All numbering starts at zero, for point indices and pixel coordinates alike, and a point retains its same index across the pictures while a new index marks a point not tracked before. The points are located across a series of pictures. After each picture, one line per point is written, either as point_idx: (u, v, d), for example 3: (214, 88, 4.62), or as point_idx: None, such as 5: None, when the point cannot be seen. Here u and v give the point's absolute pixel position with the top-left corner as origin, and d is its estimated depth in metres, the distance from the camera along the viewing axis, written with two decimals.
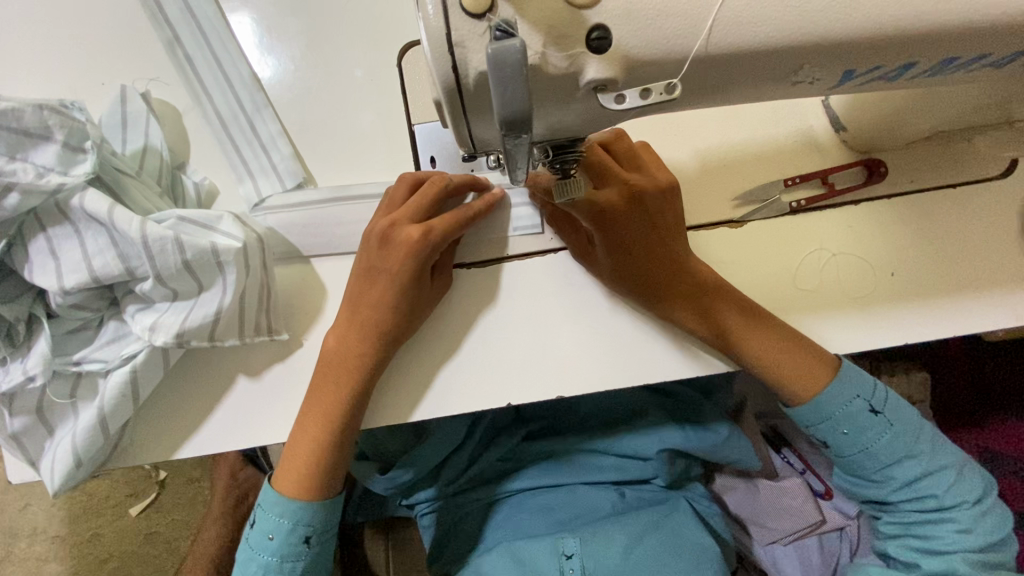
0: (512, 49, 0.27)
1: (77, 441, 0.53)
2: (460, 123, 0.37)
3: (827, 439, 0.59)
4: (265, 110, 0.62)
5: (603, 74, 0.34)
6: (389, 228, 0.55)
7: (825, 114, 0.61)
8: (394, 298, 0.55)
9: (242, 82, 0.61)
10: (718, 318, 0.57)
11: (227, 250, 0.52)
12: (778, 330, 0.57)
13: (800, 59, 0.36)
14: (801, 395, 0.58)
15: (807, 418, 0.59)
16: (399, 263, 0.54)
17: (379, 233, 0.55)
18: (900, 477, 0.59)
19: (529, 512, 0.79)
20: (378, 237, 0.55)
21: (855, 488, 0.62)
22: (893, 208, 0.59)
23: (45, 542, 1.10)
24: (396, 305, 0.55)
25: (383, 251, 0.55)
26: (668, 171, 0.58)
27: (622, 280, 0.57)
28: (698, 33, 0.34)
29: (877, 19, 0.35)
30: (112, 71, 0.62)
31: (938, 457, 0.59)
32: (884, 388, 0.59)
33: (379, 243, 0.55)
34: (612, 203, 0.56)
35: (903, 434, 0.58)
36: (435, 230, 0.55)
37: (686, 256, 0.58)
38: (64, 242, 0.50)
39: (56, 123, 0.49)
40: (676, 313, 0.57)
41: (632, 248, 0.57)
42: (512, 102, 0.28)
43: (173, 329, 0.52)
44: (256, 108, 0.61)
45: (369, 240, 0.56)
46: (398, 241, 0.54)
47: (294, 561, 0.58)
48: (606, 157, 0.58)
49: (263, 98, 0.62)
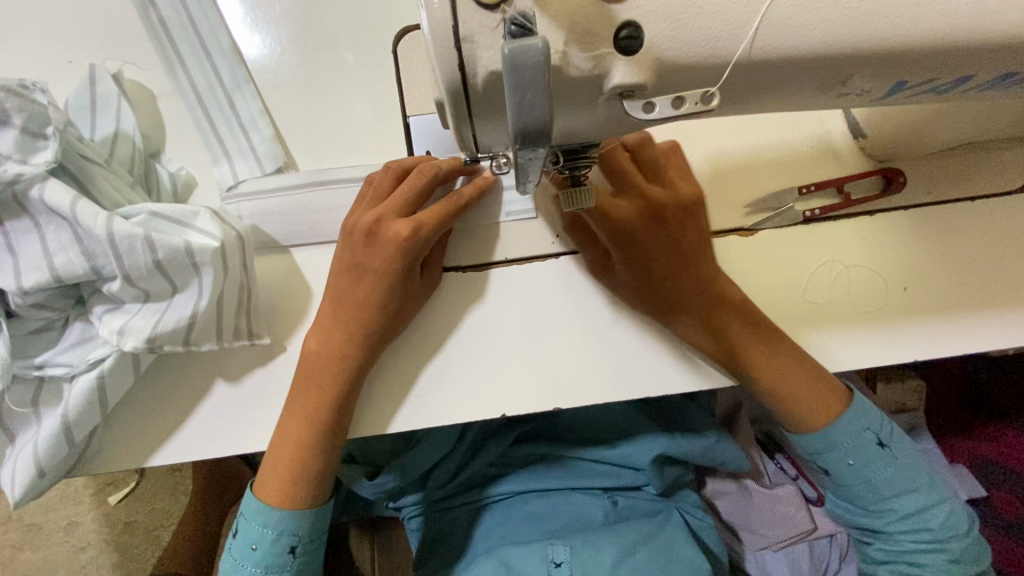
0: (533, 50, 0.24)
1: (38, 451, 0.49)
2: (464, 126, 0.33)
3: (829, 469, 0.57)
4: (246, 87, 0.57)
5: (630, 78, 0.30)
6: (375, 224, 0.50)
7: (844, 120, 0.59)
8: (381, 298, 0.51)
9: (222, 55, 0.56)
10: (737, 345, 0.54)
11: (203, 250, 0.48)
12: (798, 359, 0.54)
13: (850, 69, 0.33)
14: (816, 425, 0.56)
15: (813, 449, 0.57)
16: (388, 262, 0.50)
17: (364, 228, 0.50)
18: (898, 509, 0.56)
19: (514, 520, 0.77)
20: (363, 232, 0.51)
21: (849, 516, 0.60)
22: (912, 221, 0.57)
23: (19, 530, 1.06)
24: (385, 305, 0.51)
25: (369, 247, 0.51)
26: (693, 183, 0.55)
27: (641, 299, 0.55)
28: (740, 35, 0.31)
29: (938, 28, 0.31)
30: (82, 46, 0.57)
31: (937, 492, 0.57)
32: (890, 422, 0.58)
33: (365, 240, 0.51)
34: (632, 222, 0.54)
35: (908, 468, 0.56)
36: (426, 227, 0.50)
37: (714, 276, 0.54)
38: (23, 238, 0.46)
39: (14, 106, 0.45)
40: (695, 335, 0.55)
41: (654, 265, 0.54)
42: (530, 109, 0.25)
43: (143, 333, 0.48)
44: (235, 84, 0.57)
45: (353, 234, 0.51)
46: (385, 238, 0.50)
47: (278, 573, 0.55)
48: (630, 166, 0.55)
49: (244, 73, 0.57)
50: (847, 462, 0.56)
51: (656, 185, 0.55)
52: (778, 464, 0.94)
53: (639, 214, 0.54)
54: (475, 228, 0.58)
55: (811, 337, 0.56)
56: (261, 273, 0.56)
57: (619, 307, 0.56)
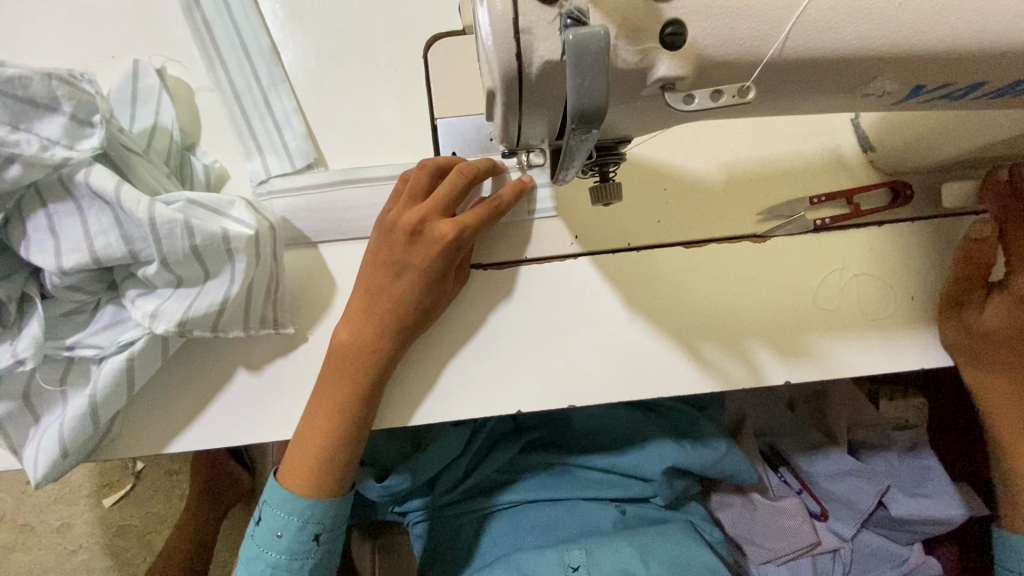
0: (596, 38, 0.26)
1: (64, 430, 0.50)
2: (512, 116, 0.34)
3: None
4: (281, 86, 0.60)
5: (674, 71, 0.32)
6: (419, 224, 0.52)
7: (853, 133, 0.61)
8: (419, 295, 0.53)
9: (262, 56, 0.59)
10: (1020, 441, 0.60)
11: (238, 238, 0.49)
12: None
13: (870, 72, 0.35)
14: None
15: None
16: (430, 261, 0.52)
17: (407, 227, 0.52)
18: None
19: (525, 527, 0.78)
20: (405, 232, 0.52)
21: None
22: (919, 231, 0.59)
23: (12, 530, 1.05)
24: (422, 302, 0.53)
25: (410, 246, 0.52)
26: None
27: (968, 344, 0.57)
28: (774, 35, 0.33)
29: (956, 34, 0.34)
30: (123, 42, 0.59)
31: None
32: None
33: (408, 239, 0.52)
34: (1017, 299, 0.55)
35: None
36: (467, 230, 0.52)
37: None
38: (65, 219, 0.48)
39: (64, 93, 0.47)
40: (1002, 382, 0.58)
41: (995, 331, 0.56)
42: (589, 93, 0.27)
43: (175, 316, 0.50)
44: (272, 83, 0.59)
45: (394, 232, 0.52)
46: (429, 239, 0.52)
47: (303, 560, 0.57)
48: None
49: (280, 72, 0.60)
50: None
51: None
52: (781, 478, 0.96)
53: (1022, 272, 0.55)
54: (496, 226, 0.59)
55: (823, 344, 0.58)
56: (288, 264, 0.57)
57: (730, 320, 0.58)
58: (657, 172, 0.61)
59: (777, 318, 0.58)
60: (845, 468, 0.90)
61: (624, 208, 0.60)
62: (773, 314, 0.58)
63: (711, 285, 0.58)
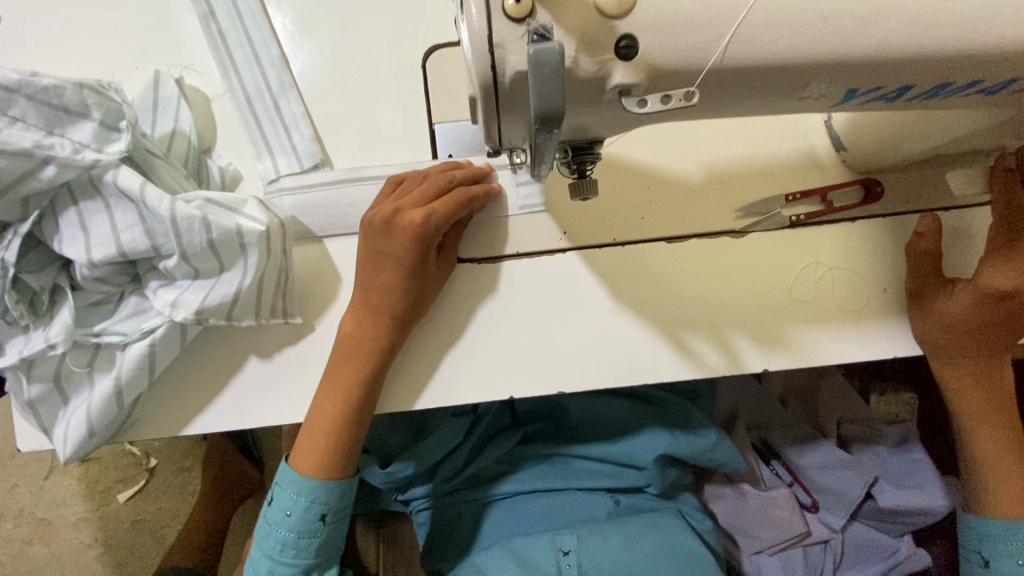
0: (551, 52, 0.30)
1: (92, 410, 0.55)
2: (492, 119, 0.39)
3: (990, 558, 0.64)
4: (291, 92, 0.64)
5: (628, 79, 0.36)
6: (393, 215, 0.56)
7: (827, 135, 0.65)
8: (399, 280, 0.56)
9: (272, 64, 0.64)
10: (981, 426, 0.63)
11: (251, 232, 0.54)
12: (1010, 444, 0.64)
13: (810, 76, 0.39)
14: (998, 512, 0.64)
15: (983, 532, 0.65)
16: (404, 247, 0.56)
17: (383, 219, 0.56)
18: None
19: (523, 516, 0.82)
20: (381, 222, 0.56)
21: None
22: (889, 226, 0.62)
23: (32, 522, 1.10)
24: (404, 288, 0.57)
25: (387, 235, 0.57)
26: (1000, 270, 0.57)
27: (932, 333, 0.60)
28: (715, 45, 0.37)
29: (887, 42, 0.37)
30: (145, 56, 0.64)
31: None
32: None
33: (384, 229, 0.56)
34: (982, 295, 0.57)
35: None
36: (437, 215, 0.56)
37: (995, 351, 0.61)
38: (94, 216, 0.52)
39: (95, 102, 0.52)
40: (966, 368, 0.61)
41: (959, 324, 0.59)
42: (548, 99, 0.31)
43: (193, 305, 0.54)
44: (282, 89, 0.64)
45: (372, 225, 0.57)
46: (401, 226, 0.56)
47: (310, 537, 0.60)
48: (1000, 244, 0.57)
49: (290, 81, 0.64)
50: (1004, 553, 0.63)
51: (993, 270, 0.57)
52: (773, 471, 0.98)
53: (993, 270, 0.57)
54: (491, 225, 0.63)
55: (800, 335, 0.61)
56: (297, 259, 0.62)
57: (711, 312, 0.62)
58: (639, 171, 0.65)
59: (755, 310, 0.61)
60: (833, 461, 0.93)
61: (609, 206, 0.64)
62: (754, 306, 0.61)
63: (694, 280, 0.62)
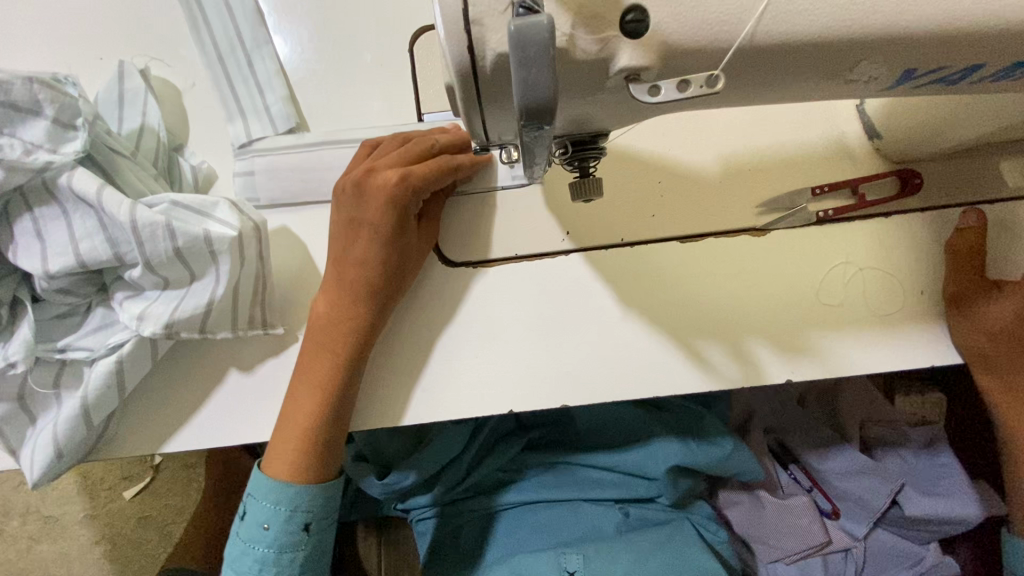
0: (539, 27, 0.25)
1: (57, 431, 0.50)
2: (474, 111, 0.34)
3: None
4: (265, 48, 0.59)
5: (636, 61, 0.31)
6: (365, 176, 0.51)
7: (859, 121, 0.59)
8: (375, 251, 0.52)
9: (245, 16, 0.59)
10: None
11: (220, 240, 0.49)
12: None
13: (862, 54, 0.33)
14: None
15: None
16: (379, 212, 0.51)
17: (355, 180, 0.52)
18: None
19: (527, 529, 0.78)
20: (353, 186, 0.52)
21: None
22: (929, 221, 0.56)
23: (37, 521, 1.08)
24: (381, 260, 0.52)
25: (360, 201, 0.52)
26: None
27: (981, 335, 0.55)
28: (745, 18, 0.31)
29: (952, 12, 0.32)
30: (111, 46, 0.59)
31: None
32: None
33: (355, 192, 0.52)
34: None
35: None
36: (414, 175, 0.51)
37: None
38: (51, 223, 0.48)
39: (46, 97, 0.47)
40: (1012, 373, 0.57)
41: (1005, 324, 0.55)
42: (537, 86, 0.26)
43: (162, 319, 0.50)
44: (256, 46, 0.59)
45: (345, 191, 0.52)
46: (374, 187, 0.51)
47: (292, 552, 0.56)
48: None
49: (265, 35, 0.60)
50: None
51: None
52: (791, 475, 0.92)
53: None
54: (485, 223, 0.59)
55: (826, 340, 0.55)
56: (277, 262, 0.57)
57: (731, 316, 0.56)
58: (650, 164, 0.59)
59: (779, 313, 0.56)
60: (856, 466, 0.87)
61: (617, 203, 0.59)
62: (777, 308, 0.56)
63: (709, 279, 0.56)
